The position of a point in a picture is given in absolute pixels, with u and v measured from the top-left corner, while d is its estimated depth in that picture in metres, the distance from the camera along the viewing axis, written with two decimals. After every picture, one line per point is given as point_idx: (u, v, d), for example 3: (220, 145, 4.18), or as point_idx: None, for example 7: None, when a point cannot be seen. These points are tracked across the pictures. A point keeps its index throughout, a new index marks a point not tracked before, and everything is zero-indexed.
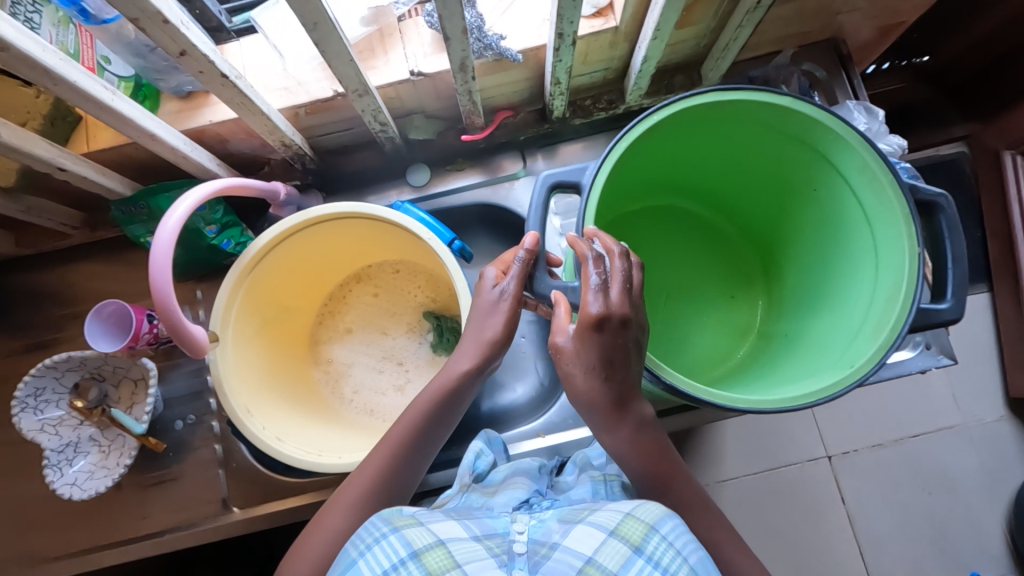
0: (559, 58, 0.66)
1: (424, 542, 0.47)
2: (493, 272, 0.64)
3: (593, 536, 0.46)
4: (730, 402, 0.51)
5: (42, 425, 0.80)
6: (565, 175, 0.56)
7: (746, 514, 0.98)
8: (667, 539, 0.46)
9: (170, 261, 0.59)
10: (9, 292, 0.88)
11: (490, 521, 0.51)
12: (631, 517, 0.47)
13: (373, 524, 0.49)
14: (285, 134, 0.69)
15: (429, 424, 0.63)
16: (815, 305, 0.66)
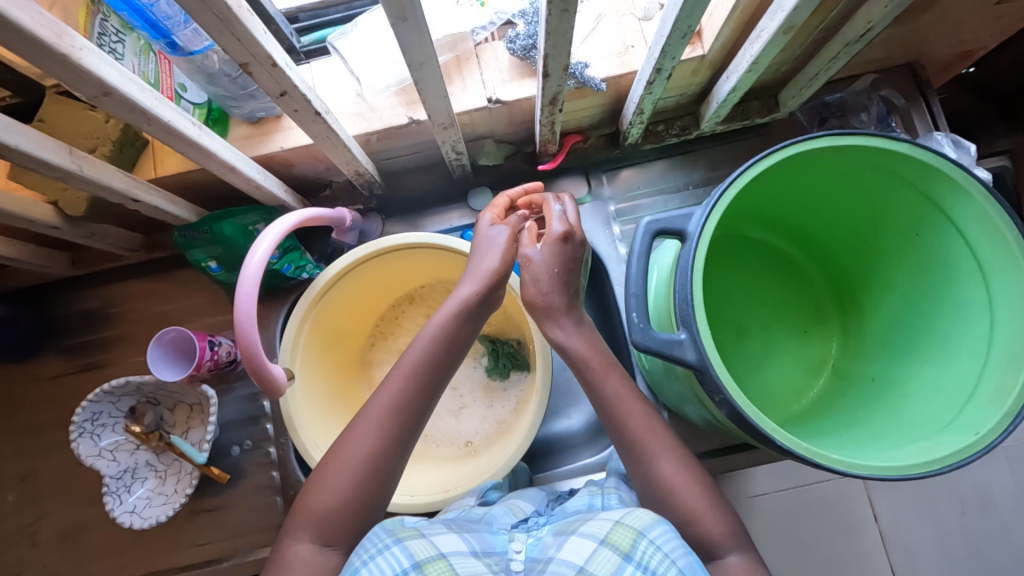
0: (650, 91, 0.64)
1: (426, 554, 0.48)
2: (490, 216, 0.69)
3: (586, 547, 0.47)
4: (849, 468, 0.48)
5: (99, 452, 0.78)
6: (669, 221, 0.54)
7: (778, 533, 0.80)
8: (656, 544, 0.47)
9: (255, 300, 0.58)
10: (69, 311, 0.87)
11: (488, 538, 0.53)
12: (622, 525, 0.49)
13: (375, 535, 0.50)
14: (359, 162, 0.67)
15: (419, 383, 0.60)
16: (912, 350, 0.64)
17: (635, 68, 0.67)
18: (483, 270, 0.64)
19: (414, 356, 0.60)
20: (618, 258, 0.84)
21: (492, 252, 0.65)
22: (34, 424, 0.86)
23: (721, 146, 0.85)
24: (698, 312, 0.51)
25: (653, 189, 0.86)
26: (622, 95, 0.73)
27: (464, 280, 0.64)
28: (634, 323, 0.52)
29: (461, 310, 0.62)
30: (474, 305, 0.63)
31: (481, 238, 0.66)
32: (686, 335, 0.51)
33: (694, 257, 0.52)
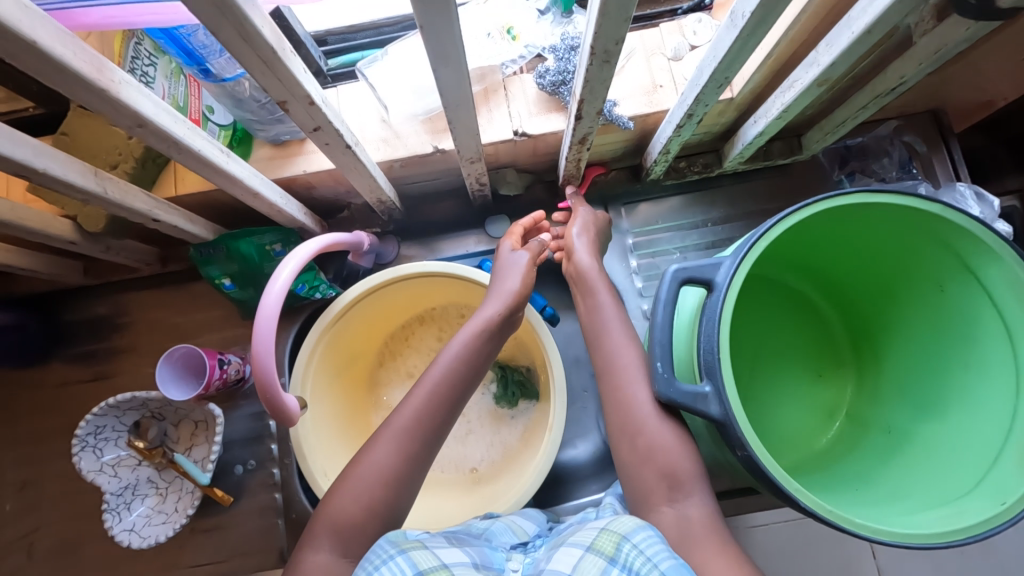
0: (678, 133, 0.64)
1: (429, 563, 0.49)
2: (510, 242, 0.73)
3: (573, 555, 0.49)
4: (872, 532, 0.47)
5: (100, 467, 0.77)
6: (697, 270, 0.53)
7: (779, 572, 0.76)
8: (639, 547, 0.47)
9: (274, 329, 0.57)
10: (79, 320, 0.87)
11: (485, 553, 0.55)
12: (607, 532, 0.50)
13: (379, 547, 0.50)
14: (383, 190, 0.66)
15: (431, 427, 0.60)
16: (930, 406, 0.64)
17: (663, 107, 0.67)
18: (510, 293, 0.67)
19: (436, 376, 0.62)
20: (633, 292, 0.84)
21: (516, 275, 0.69)
22: (37, 433, 0.85)
23: (740, 184, 0.85)
24: (724, 364, 0.50)
25: (670, 223, 0.86)
26: (647, 132, 0.73)
27: (489, 300, 0.67)
28: (659, 372, 0.51)
29: (487, 327, 0.65)
30: (500, 324, 0.66)
31: (504, 262, 0.70)
32: (710, 387, 0.50)
33: (722, 309, 0.51)
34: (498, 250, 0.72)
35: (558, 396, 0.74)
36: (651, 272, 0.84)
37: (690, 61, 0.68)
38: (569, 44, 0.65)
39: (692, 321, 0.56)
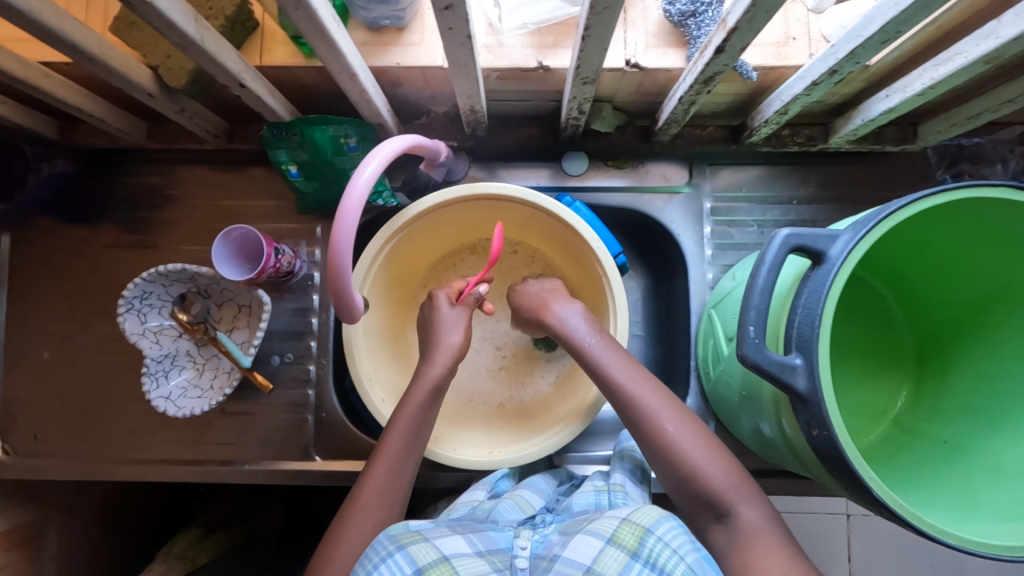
0: (808, 92, 0.59)
1: (428, 558, 0.53)
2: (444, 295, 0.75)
3: (592, 546, 0.52)
4: (940, 534, 0.46)
5: (144, 331, 0.77)
6: (810, 240, 0.50)
7: None
8: (663, 540, 0.52)
9: (356, 220, 0.54)
10: (134, 182, 0.85)
11: (493, 535, 0.58)
12: (629, 523, 0.54)
13: (379, 543, 0.55)
14: (479, 100, 0.62)
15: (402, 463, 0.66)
16: (993, 420, 0.62)
17: (791, 63, 0.62)
18: (453, 348, 0.70)
19: (391, 462, 0.65)
20: (700, 260, 0.81)
21: (457, 330, 0.72)
22: (79, 289, 0.85)
23: (837, 165, 0.80)
24: (822, 340, 0.48)
25: (753, 193, 0.81)
26: (762, 89, 0.68)
27: (437, 357, 0.70)
28: (750, 337, 0.49)
29: (435, 391, 0.68)
30: (445, 383, 0.69)
31: (441, 317, 0.73)
32: (801, 361, 0.48)
33: (831, 283, 0.48)
34: (436, 302, 0.74)
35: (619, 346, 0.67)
36: (723, 241, 0.81)
37: (832, 15, 0.62)
38: None
39: (785, 295, 0.53)
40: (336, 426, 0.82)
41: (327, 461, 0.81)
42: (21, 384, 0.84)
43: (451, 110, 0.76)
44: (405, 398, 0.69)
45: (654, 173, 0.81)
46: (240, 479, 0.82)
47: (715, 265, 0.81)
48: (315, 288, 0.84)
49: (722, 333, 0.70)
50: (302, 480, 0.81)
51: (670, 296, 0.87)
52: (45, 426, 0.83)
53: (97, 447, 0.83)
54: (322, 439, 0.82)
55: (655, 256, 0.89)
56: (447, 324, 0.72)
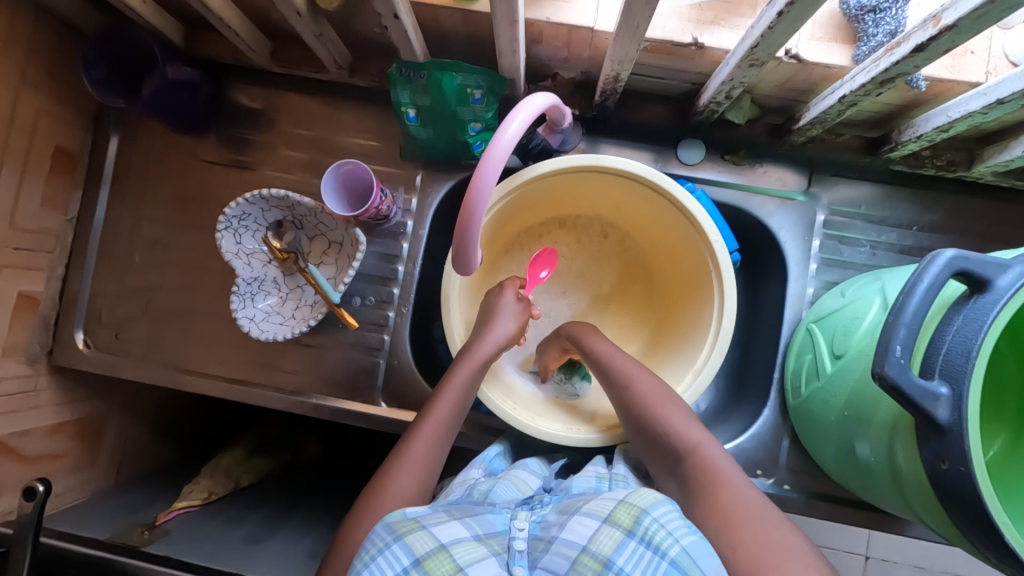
0: (986, 111, 0.55)
1: (426, 547, 0.49)
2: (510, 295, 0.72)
3: (589, 526, 0.50)
4: None
5: (237, 251, 0.77)
6: (978, 266, 0.47)
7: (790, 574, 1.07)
8: (658, 521, 0.49)
9: (496, 176, 0.52)
10: (245, 101, 0.85)
11: (490, 518, 0.55)
12: (625, 503, 0.51)
13: (376, 533, 0.52)
14: (627, 67, 0.60)
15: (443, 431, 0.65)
16: None
17: (965, 78, 0.58)
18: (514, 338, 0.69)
19: (433, 430, 0.65)
20: (803, 273, 0.77)
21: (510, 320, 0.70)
22: (177, 200, 0.86)
23: (969, 196, 0.76)
24: (975, 373, 0.45)
25: (872, 213, 0.77)
26: (918, 102, 0.64)
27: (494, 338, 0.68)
28: (895, 356, 0.47)
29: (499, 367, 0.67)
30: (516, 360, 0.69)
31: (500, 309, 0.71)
32: (946, 390, 0.46)
33: (996, 314, 0.45)
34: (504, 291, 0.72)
35: (719, 343, 0.66)
36: (832, 258, 0.77)
37: (1020, 33, 0.57)
38: None
39: (931, 321, 0.51)
40: (406, 376, 0.82)
41: (391, 408, 0.81)
42: (110, 282, 0.86)
43: (579, 77, 0.74)
44: (454, 367, 0.68)
45: (770, 174, 0.78)
46: (304, 411, 0.82)
47: (819, 281, 0.77)
48: (406, 237, 0.82)
49: (825, 349, 0.67)
50: (365, 423, 0.82)
51: (759, 306, 0.84)
52: (127, 326, 0.85)
53: (173, 355, 0.85)
54: (390, 386, 0.82)
55: (749, 262, 0.85)
56: (505, 313, 0.70)
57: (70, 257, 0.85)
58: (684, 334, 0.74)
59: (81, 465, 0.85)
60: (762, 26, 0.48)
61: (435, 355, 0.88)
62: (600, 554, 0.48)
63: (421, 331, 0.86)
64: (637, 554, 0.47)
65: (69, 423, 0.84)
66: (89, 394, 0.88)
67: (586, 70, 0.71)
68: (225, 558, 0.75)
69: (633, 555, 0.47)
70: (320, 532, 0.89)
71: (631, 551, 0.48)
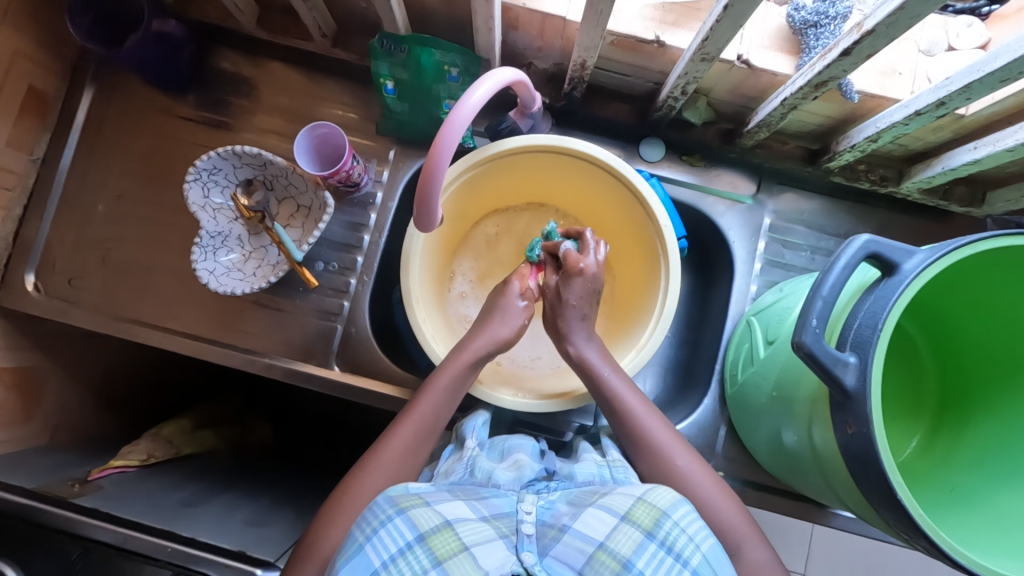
0: (906, 121, 0.62)
1: (430, 525, 0.50)
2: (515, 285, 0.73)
3: (606, 522, 0.51)
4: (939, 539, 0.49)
5: (204, 205, 0.78)
6: (888, 250, 0.51)
7: None
8: (679, 526, 0.51)
9: (462, 130, 0.54)
10: (227, 63, 0.87)
11: (495, 501, 0.56)
12: (645, 503, 0.52)
13: (377, 505, 0.52)
14: (593, 55, 0.65)
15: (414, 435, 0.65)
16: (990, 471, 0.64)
17: (891, 95, 0.64)
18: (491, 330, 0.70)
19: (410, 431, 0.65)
20: (748, 272, 0.82)
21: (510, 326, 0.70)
22: (150, 154, 0.87)
23: (901, 213, 0.83)
24: (880, 344, 0.50)
25: (814, 221, 0.83)
26: (854, 116, 0.71)
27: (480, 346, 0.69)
28: (811, 326, 0.51)
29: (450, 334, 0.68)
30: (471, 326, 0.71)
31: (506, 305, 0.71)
32: (854, 359, 0.50)
33: (901, 293, 0.50)
34: (509, 290, 0.72)
35: (662, 321, 0.69)
36: (776, 258, 0.82)
37: (941, 61, 0.64)
38: None
39: (848, 301, 0.55)
40: (362, 343, 0.83)
41: (345, 374, 0.82)
42: (69, 229, 0.85)
43: (552, 68, 0.78)
44: (442, 364, 0.69)
45: (723, 178, 0.83)
46: (257, 371, 0.82)
47: (761, 279, 0.82)
48: (374, 208, 0.84)
49: (760, 338, 0.72)
50: (316, 386, 0.82)
51: (707, 304, 0.88)
52: (82, 275, 0.84)
53: (127, 307, 0.84)
54: (345, 352, 0.83)
55: (701, 260, 0.90)
56: (505, 313, 0.71)
57: (30, 200, 0.84)
58: (632, 320, 0.77)
59: (14, 416, 0.82)
60: (711, 20, 0.53)
61: (394, 328, 0.89)
62: (618, 553, 0.49)
63: (381, 302, 0.88)
64: (656, 556, 0.49)
65: (7, 371, 0.81)
66: (32, 343, 0.86)
67: (558, 62, 0.76)
68: (159, 516, 0.72)
69: (652, 558, 0.49)
70: (260, 502, 0.87)
71: (649, 554, 0.49)
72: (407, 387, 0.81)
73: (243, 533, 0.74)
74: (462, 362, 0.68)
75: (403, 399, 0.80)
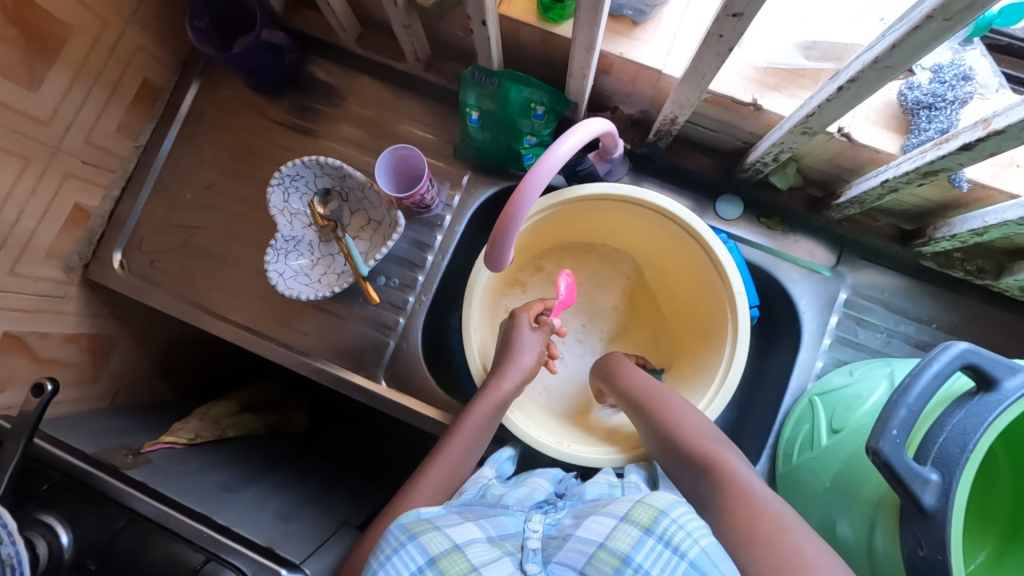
0: (1020, 222, 0.57)
1: (440, 547, 0.49)
2: (526, 317, 0.73)
3: (606, 525, 0.49)
4: None
5: (283, 209, 0.81)
6: (987, 364, 0.48)
7: None
8: (677, 521, 0.47)
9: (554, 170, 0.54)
10: (321, 74, 0.90)
11: (504, 520, 0.55)
12: (642, 503, 0.49)
13: (391, 533, 0.52)
14: (686, 112, 0.64)
15: (451, 471, 0.65)
16: None
17: (1005, 188, 0.60)
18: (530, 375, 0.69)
19: (446, 476, 0.64)
20: (817, 347, 0.78)
21: (531, 353, 0.70)
22: (238, 152, 0.91)
23: (994, 308, 0.77)
24: (968, 466, 0.46)
25: (894, 302, 0.78)
26: (958, 203, 0.66)
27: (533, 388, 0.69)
28: (891, 434, 0.47)
29: (513, 371, 0.69)
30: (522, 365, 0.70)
31: (518, 337, 0.71)
32: (937, 477, 0.46)
33: (1000, 413, 0.46)
34: (518, 321, 0.72)
35: (723, 391, 0.66)
36: (848, 336, 0.78)
37: None
38: (960, 72, 0.59)
39: (935, 409, 0.51)
40: (412, 361, 0.84)
41: (391, 389, 0.83)
42: (158, 213, 0.90)
43: (638, 114, 0.77)
44: (481, 395, 0.68)
45: (801, 246, 0.79)
46: (307, 373, 0.84)
47: (830, 356, 0.78)
48: (441, 230, 0.85)
49: (823, 423, 0.68)
50: (361, 397, 0.83)
51: (766, 370, 0.84)
52: (162, 257, 0.90)
53: (198, 293, 0.88)
54: (394, 367, 0.84)
55: (764, 323, 0.86)
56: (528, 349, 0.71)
57: (128, 182, 0.89)
58: (689, 381, 0.75)
59: (83, 378, 0.86)
60: (821, 98, 0.51)
61: (442, 351, 0.90)
62: (618, 550, 0.47)
63: (433, 322, 0.88)
64: (656, 551, 0.46)
65: (84, 336, 0.86)
66: (109, 313, 0.91)
67: (646, 109, 0.75)
68: (199, 499, 0.74)
69: (651, 553, 0.46)
70: (291, 497, 0.88)
71: (649, 548, 0.46)
72: (450, 412, 0.81)
73: (274, 528, 0.76)
74: (493, 396, 0.67)
75: (443, 424, 0.80)
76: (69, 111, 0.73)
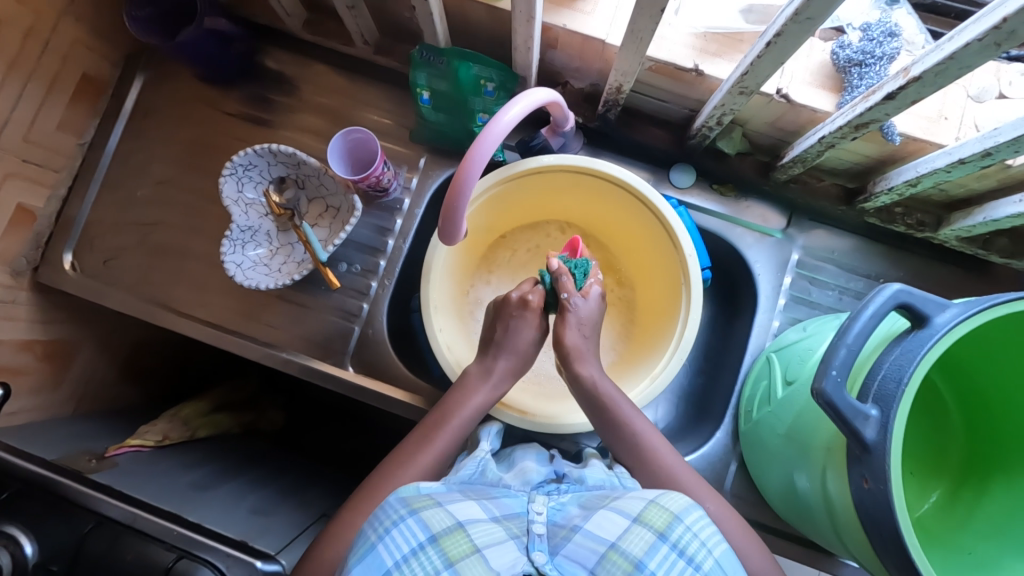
0: (950, 169, 0.60)
1: (442, 525, 0.49)
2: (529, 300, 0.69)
3: (618, 524, 0.50)
4: None
5: (237, 199, 0.79)
6: (919, 302, 0.50)
7: None
8: (692, 531, 0.49)
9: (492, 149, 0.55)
10: (270, 62, 0.89)
11: (506, 501, 0.55)
12: (657, 506, 0.51)
13: (390, 505, 0.51)
14: (630, 80, 0.65)
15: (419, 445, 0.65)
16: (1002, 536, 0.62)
17: (935, 139, 0.62)
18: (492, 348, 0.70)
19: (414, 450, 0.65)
20: (772, 308, 0.80)
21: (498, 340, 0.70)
22: (189, 145, 0.89)
23: (936, 261, 0.80)
24: (904, 400, 0.48)
25: (844, 260, 0.81)
26: (894, 158, 0.69)
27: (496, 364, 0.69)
28: (831, 374, 0.49)
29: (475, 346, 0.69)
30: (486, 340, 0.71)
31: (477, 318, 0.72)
32: (876, 413, 0.48)
33: (931, 347, 0.48)
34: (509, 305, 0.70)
35: (679, 352, 0.68)
36: (802, 296, 0.80)
37: (990, 108, 0.63)
38: (887, 29, 0.61)
39: (874, 350, 0.54)
40: (379, 345, 0.84)
41: (359, 374, 0.83)
42: (110, 211, 0.88)
43: (588, 88, 0.79)
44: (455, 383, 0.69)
45: (753, 210, 0.81)
46: (274, 364, 0.83)
47: (785, 316, 0.80)
48: (401, 214, 0.85)
49: (779, 377, 0.70)
50: (330, 384, 0.82)
51: (726, 338, 0.87)
52: (118, 256, 0.88)
53: (157, 290, 0.87)
54: (362, 352, 0.84)
55: (724, 290, 0.89)
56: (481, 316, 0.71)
57: (76, 180, 0.87)
58: (650, 346, 0.77)
59: (41, 385, 0.84)
60: (754, 55, 0.53)
61: (409, 335, 0.90)
62: (630, 554, 0.48)
63: (400, 307, 0.89)
64: (667, 558, 0.48)
65: (39, 342, 0.83)
66: (64, 317, 0.88)
67: (595, 82, 0.77)
68: (168, 499, 0.72)
69: (664, 560, 0.47)
70: (267, 492, 0.87)
71: (662, 555, 0.48)
72: (420, 393, 0.81)
73: (248, 521, 0.74)
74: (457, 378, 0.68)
75: (414, 405, 0.80)
76: (5, 108, 0.71)
